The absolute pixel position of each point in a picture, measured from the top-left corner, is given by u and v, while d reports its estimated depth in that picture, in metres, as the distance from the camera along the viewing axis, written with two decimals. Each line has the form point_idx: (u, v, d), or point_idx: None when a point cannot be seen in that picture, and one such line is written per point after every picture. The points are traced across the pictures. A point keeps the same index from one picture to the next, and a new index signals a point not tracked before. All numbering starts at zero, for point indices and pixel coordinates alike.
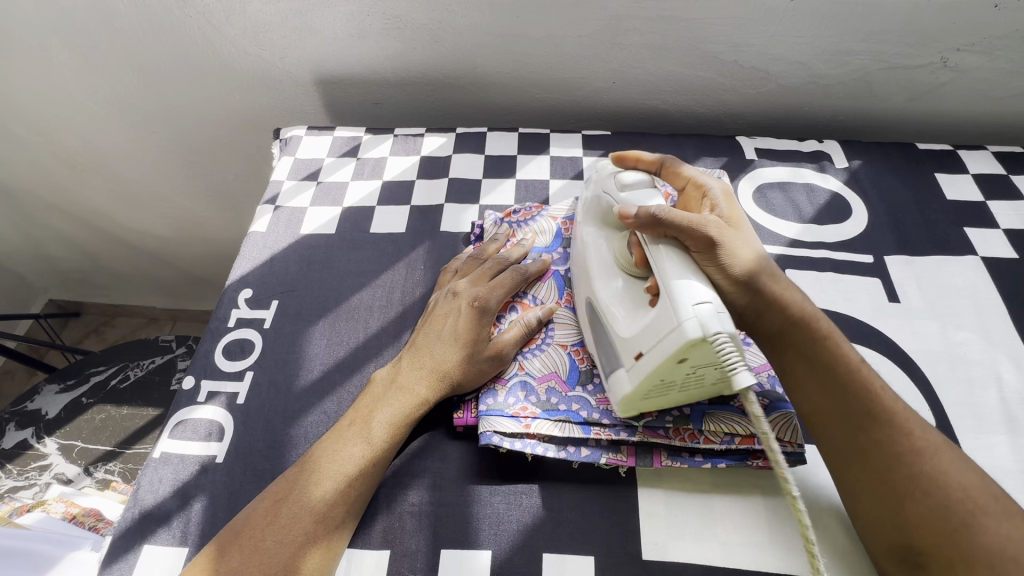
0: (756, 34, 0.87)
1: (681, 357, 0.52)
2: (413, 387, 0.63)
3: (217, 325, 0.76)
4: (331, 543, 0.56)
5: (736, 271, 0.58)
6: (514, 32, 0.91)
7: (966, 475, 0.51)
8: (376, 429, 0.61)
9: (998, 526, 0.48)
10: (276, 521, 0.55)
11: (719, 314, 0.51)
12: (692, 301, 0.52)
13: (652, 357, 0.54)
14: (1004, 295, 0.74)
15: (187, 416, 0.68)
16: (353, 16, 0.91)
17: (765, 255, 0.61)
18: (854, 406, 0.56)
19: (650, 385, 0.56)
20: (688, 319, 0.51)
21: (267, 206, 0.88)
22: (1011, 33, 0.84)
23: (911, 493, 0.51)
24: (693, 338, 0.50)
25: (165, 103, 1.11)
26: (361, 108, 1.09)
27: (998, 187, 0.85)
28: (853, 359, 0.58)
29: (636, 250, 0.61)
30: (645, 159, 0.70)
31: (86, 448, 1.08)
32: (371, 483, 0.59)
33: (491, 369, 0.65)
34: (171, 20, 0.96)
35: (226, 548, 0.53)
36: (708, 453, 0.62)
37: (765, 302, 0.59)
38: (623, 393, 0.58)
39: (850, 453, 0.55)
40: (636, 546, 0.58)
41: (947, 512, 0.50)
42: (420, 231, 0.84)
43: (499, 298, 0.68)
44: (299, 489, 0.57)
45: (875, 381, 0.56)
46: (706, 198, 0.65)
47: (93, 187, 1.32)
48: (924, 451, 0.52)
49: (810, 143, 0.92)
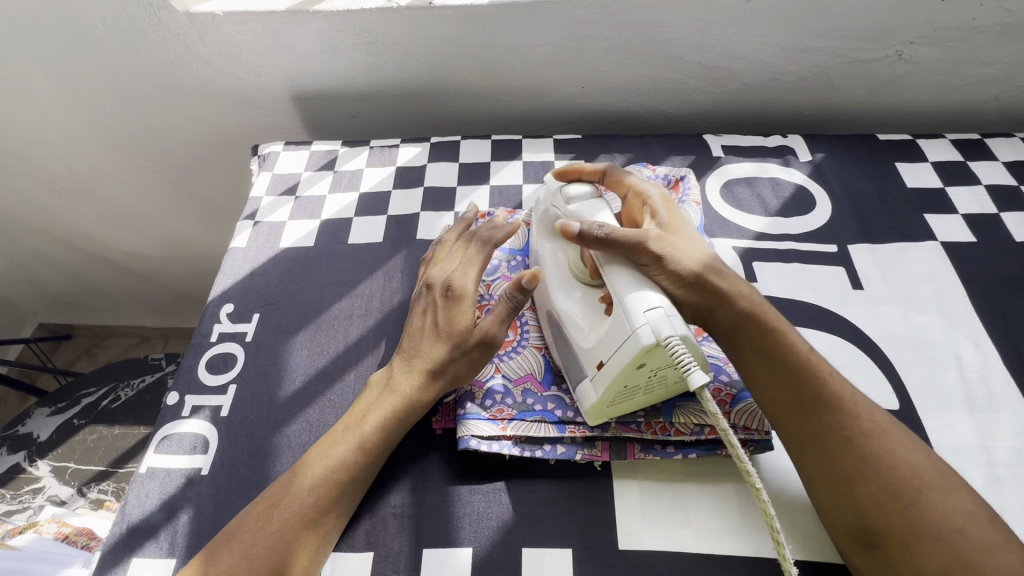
0: (717, 35, 0.90)
1: (640, 362, 0.55)
2: (405, 389, 0.64)
3: (200, 341, 0.77)
4: (319, 546, 0.57)
5: (682, 273, 0.60)
6: (482, 43, 0.93)
7: (914, 452, 0.54)
8: (368, 432, 0.62)
9: (943, 499, 0.51)
10: (269, 522, 0.56)
11: (671, 318, 0.55)
12: (643, 308, 0.55)
13: (614, 365, 0.57)
14: (962, 278, 0.77)
15: (171, 431, 0.69)
16: (325, 32, 0.93)
17: (711, 256, 0.63)
18: (806, 393, 0.58)
19: (615, 392, 0.59)
20: (642, 326, 0.54)
21: (246, 221, 0.90)
22: (961, 25, 0.87)
23: (865, 476, 0.53)
24: (647, 343, 0.53)
25: (145, 124, 1.13)
26: (338, 121, 1.10)
27: (956, 173, 0.88)
28: (803, 349, 0.60)
29: (588, 263, 0.63)
30: (587, 170, 0.72)
31: (79, 469, 1.10)
32: (359, 487, 0.61)
33: (482, 354, 0.65)
34: (146, 43, 0.98)
35: (215, 552, 0.55)
36: (679, 445, 0.64)
37: (716, 295, 0.61)
38: (592, 403, 0.61)
39: (806, 440, 0.57)
40: (612, 536, 0.60)
41: (896, 489, 0.52)
42: (397, 240, 0.86)
43: (471, 283, 0.69)
44: (291, 492, 0.58)
45: (824, 368, 0.59)
46: (647, 205, 0.67)
47: (77, 210, 1.33)
48: (872, 434, 0.55)
49: (774, 138, 0.94)
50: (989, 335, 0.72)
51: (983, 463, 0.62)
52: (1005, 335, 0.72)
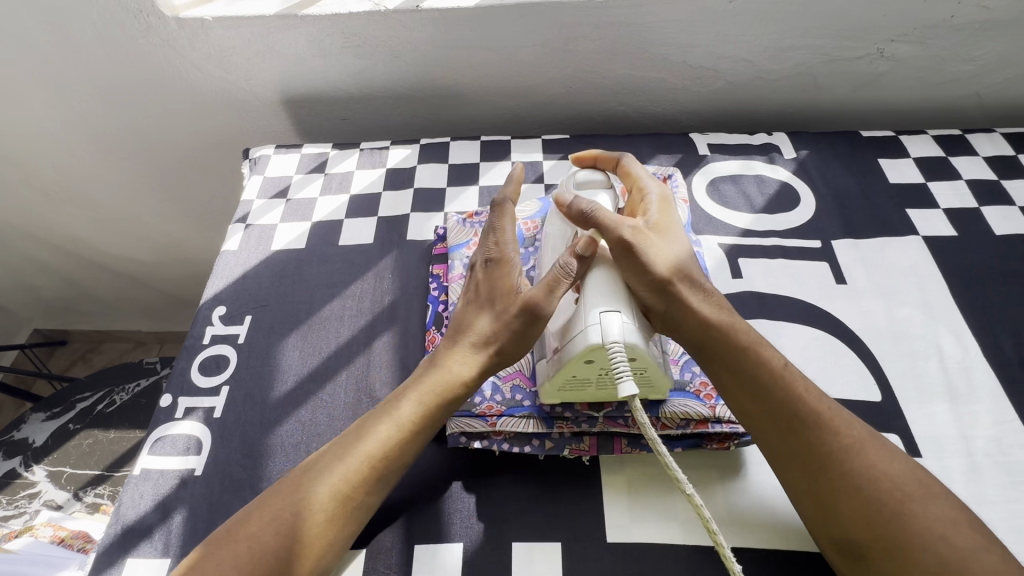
0: (700, 36, 0.91)
1: (586, 358, 0.57)
2: (449, 366, 0.63)
3: (193, 343, 0.78)
4: (348, 519, 0.57)
5: (654, 275, 0.60)
6: (470, 45, 0.94)
7: (895, 464, 0.55)
8: (407, 409, 0.61)
9: (924, 509, 0.53)
10: (297, 493, 0.57)
11: (623, 324, 0.56)
12: (600, 308, 0.57)
13: (562, 356, 0.59)
14: (944, 271, 0.78)
15: (165, 432, 0.70)
16: (314, 36, 0.93)
17: (686, 266, 0.63)
18: (781, 409, 0.58)
19: (564, 380, 0.61)
20: (592, 325, 0.57)
21: (238, 224, 0.91)
22: (940, 23, 0.88)
23: (845, 491, 0.54)
24: (593, 342, 0.56)
25: (136, 129, 1.13)
26: (329, 124, 1.11)
27: (937, 168, 0.89)
28: (776, 364, 0.60)
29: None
30: (602, 157, 0.73)
31: (74, 473, 1.10)
32: (397, 465, 0.60)
33: (527, 323, 0.61)
34: (135, 49, 0.99)
35: (246, 513, 0.57)
36: (666, 439, 0.65)
37: (686, 305, 0.62)
38: (541, 384, 0.63)
39: (785, 456, 0.58)
40: (600, 530, 0.61)
41: (880, 502, 0.53)
42: (388, 241, 0.87)
43: (511, 254, 0.66)
44: (326, 462, 0.59)
45: (799, 384, 0.59)
46: (643, 202, 0.68)
47: (69, 215, 1.33)
48: (850, 449, 0.56)
49: (759, 136, 0.95)
50: (970, 327, 0.73)
51: (963, 453, 0.63)
52: (985, 327, 0.73)
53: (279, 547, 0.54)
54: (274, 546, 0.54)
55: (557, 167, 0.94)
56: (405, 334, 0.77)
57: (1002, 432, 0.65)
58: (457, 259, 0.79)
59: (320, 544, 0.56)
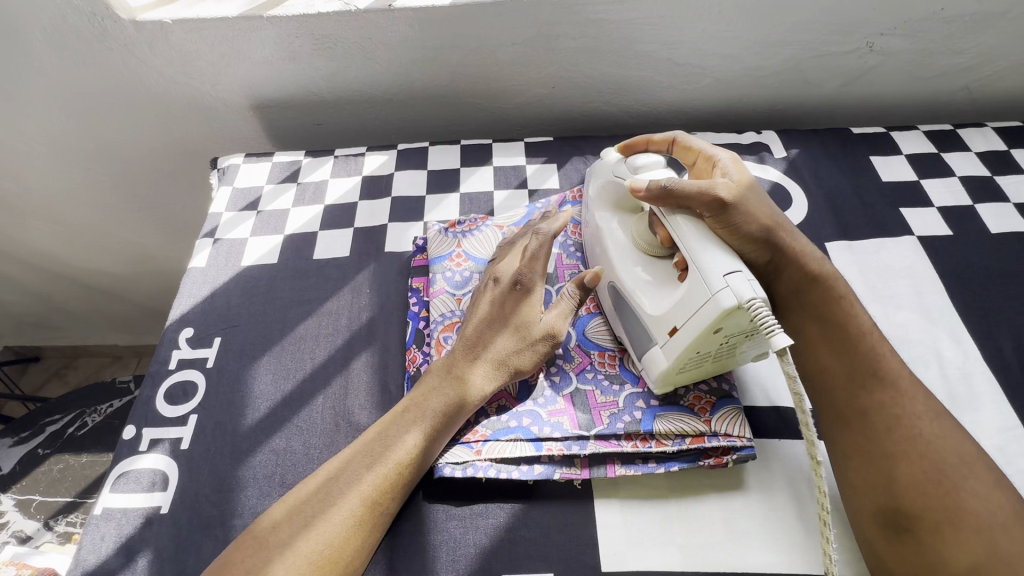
0: (685, 31, 0.88)
1: (717, 327, 0.54)
2: (470, 378, 0.63)
3: (158, 368, 0.73)
4: (375, 526, 0.55)
5: (754, 230, 0.63)
6: (446, 45, 0.90)
7: (962, 444, 0.56)
8: (432, 416, 0.60)
9: (987, 493, 0.53)
10: (328, 498, 0.55)
11: (750, 282, 0.54)
12: (722, 272, 0.54)
13: (689, 331, 0.56)
14: (941, 272, 0.76)
15: (128, 467, 0.66)
16: (280, 38, 0.88)
17: (780, 216, 0.66)
18: (862, 366, 0.60)
19: (687, 359, 0.59)
20: (721, 289, 0.53)
21: (205, 239, 0.86)
22: (929, 15, 0.86)
23: (908, 456, 0.55)
24: (729, 305, 0.52)
25: (98, 138, 1.08)
26: (303, 129, 1.06)
27: (930, 165, 0.87)
28: (863, 324, 0.62)
29: (659, 230, 0.62)
30: (655, 140, 0.72)
31: (45, 501, 1.04)
32: (419, 475, 0.59)
33: (548, 348, 0.65)
34: (91, 54, 0.93)
35: (279, 522, 0.54)
36: (661, 458, 0.61)
37: (783, 259, 0.64)
38: (662, 368, 0.60)
39: (851, 414, 0.59)
40: (595, 557, 0.58)
41: (940, 474, 0.54)
42: (365, 254, 0.83)
43: (540, 277, 0.67)
44: (353, 469, 0.57)
45: (882, 346, 0.61)
46: (716, 167, 0.67)
47: (32, 229, 1.27)
48: (924, 416, 0.57)
49: (748, 135, 0.92)
50: (969, 330, 0.71)
51: None
52: (984, 329, 0.71)
53: (307, 554, 0.51)
54: (304, 554, 0.51)
55: (541, 171, 0.90)
56: (384, 354, 0.73)
57: (1005, 441, 0.62)
58: (438, 272, 0.75)
59: (348, 553, 0.53)
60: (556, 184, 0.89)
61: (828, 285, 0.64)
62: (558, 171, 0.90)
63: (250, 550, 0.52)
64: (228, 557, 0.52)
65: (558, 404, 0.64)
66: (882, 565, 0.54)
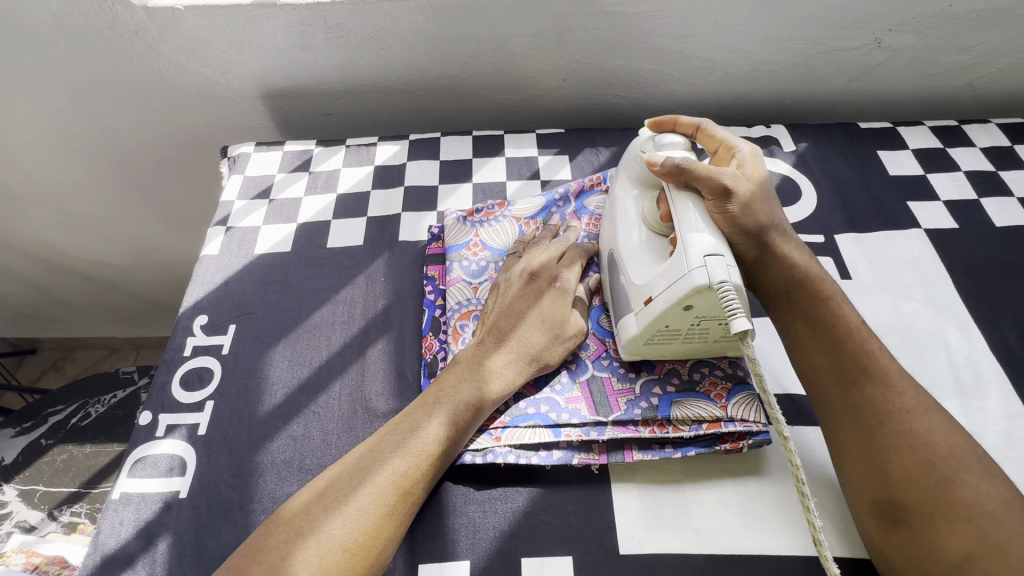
0: (697, 26, 0.89)
1: (686, 303, 0.56)
2: (502, 371, 0.63)
3: (173, 356, 0.73)
4: (406, 514, 0.55)
5: (748, 224, 0.65)
6: (460, 36, 0.90)
7: (952, 436, 0.55)
8: (461, 405, 0.61)
9: (978, 483, 0.52)
10: (361, 485, 0.55)
11: (727, 267, 0.55)
12: (704, 252, 0.56)
13: (660, 302, 0.58)
14: (947, 265, 0.77)
15: (146, 453, 0.66)
16: (293, 27, 0.88)
17: (778, 215, 0.68)
18: (852, 363, 0.60)
19: (654, 331, 0.60)
20: (697, 267, 0.55)
21: (218, 227, 0.86)
22: (937, 12, 0.87)
23: (898, 450, 0.55)
24: (699, 284, 0.54)
25: (104, 125, 1.07)
26: (312, 119, 1.06)
27: (935, 160, 0.88)
28: (852, 321, 0.62)
29: (664, 206, 0.64)
30: (682, 122, 0.71)
31: (49, 491, 1.03)
32: (447, 463, 0.59)
33: (575, 346, 0.67)
34: (101, 40, 0.93)
35: (310, 506, 0.54)
36: (677, 443, 0.62)
37: (770, 257, 0.66)
38: (629, 334, 0.63)
39: (842, 410, 0.60)
40: (611, 541, 0.58)
41: (931, 467, 0.53)
42: (378, 242, 0.83)
43: (572, 276, 0.70)
44: (385, 456, 0.57)
45: (871, 343, 0.61)
46: (735, 157, 0.69)
47: (33, 219, 1.26)
48: (914, 410, 0.57)
49: (758, 129, 0.94)
50: (975, 320, 0.72)
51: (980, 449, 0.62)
52: (989, 320, 0.72)
53: (340, 541, 0.51)
54: (337, 540, 0.51)
55: (553, 163, 0.91)
56: (401, 342, 0.73)
57: (1011, 427, 0.64)
58: (455, 260, 0.76)
59: (380, 541, 0.53)
60: (568, 175, 0.89)
61: (816, 286, 0.64)
62: (569, 162, 0.91)
63: (278, 540, 0.52)
64: (258, 543, 0.52)
65: (575, 391, 0.65)
66: (883, 556, 0.55)
